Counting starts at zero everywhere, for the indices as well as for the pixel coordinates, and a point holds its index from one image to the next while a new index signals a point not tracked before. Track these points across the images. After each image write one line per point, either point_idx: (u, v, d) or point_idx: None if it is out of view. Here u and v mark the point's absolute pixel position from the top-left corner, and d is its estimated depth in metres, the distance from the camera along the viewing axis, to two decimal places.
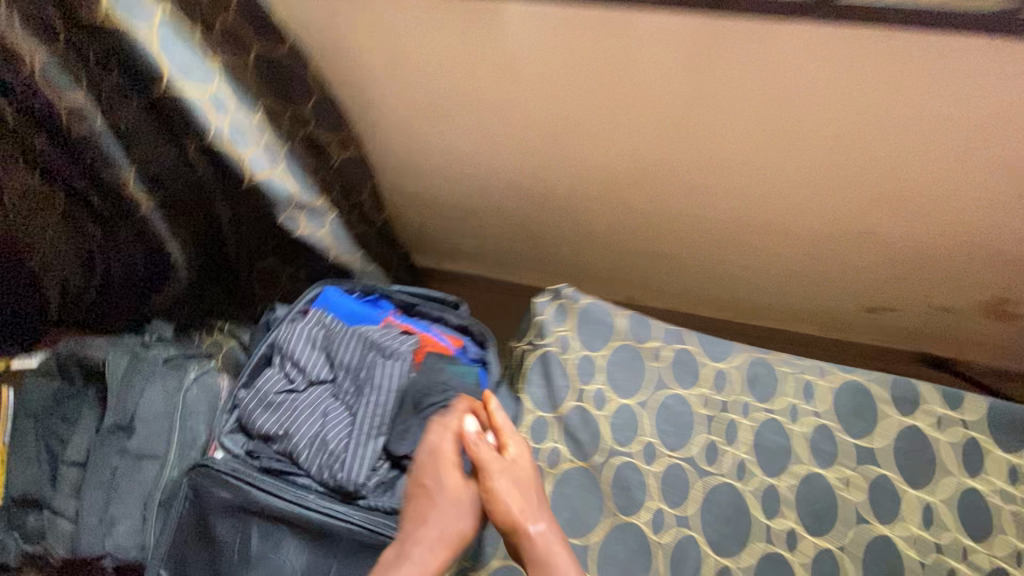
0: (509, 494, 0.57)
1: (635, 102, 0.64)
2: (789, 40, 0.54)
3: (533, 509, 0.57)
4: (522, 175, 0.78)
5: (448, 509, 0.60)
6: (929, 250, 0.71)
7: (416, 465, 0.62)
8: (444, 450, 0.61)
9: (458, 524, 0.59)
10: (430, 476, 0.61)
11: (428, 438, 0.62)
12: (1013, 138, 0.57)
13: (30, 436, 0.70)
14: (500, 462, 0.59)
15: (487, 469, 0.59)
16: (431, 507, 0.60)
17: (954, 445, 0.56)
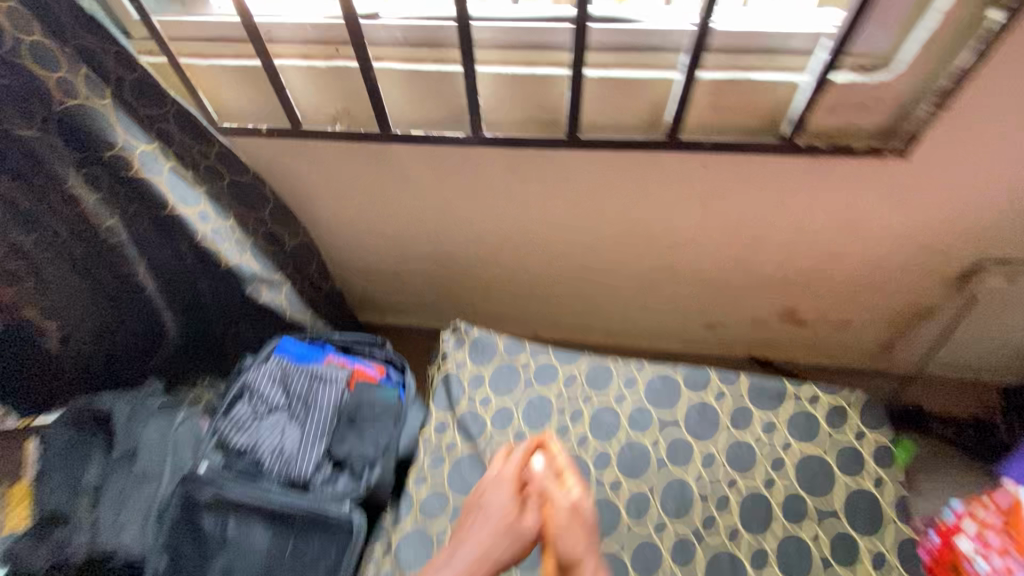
0: (573, 528, 0.65)
1: (494, 196, 0.91)
2: (578, 156, 0.82)
3: (598, 552, 0.64)
4: (432, 247, 1.05)
5: (502, 533, 0.66)
6: (718, 280, 1.04)
7: (483, 499, 0.70)
8: (511, 480, 0.71)
9: (505, 549, 0.65)
10: (491, 500, 0.69)
11: (500, 475, 0.72)
12: (735, 209, 0.87)
13: (52, 471, 0.88)
14: (565, 499, 0.68)
15: (553, 500, 0.68)
16: (487, 524, 0.66)
17: (728, 409, 0.88)
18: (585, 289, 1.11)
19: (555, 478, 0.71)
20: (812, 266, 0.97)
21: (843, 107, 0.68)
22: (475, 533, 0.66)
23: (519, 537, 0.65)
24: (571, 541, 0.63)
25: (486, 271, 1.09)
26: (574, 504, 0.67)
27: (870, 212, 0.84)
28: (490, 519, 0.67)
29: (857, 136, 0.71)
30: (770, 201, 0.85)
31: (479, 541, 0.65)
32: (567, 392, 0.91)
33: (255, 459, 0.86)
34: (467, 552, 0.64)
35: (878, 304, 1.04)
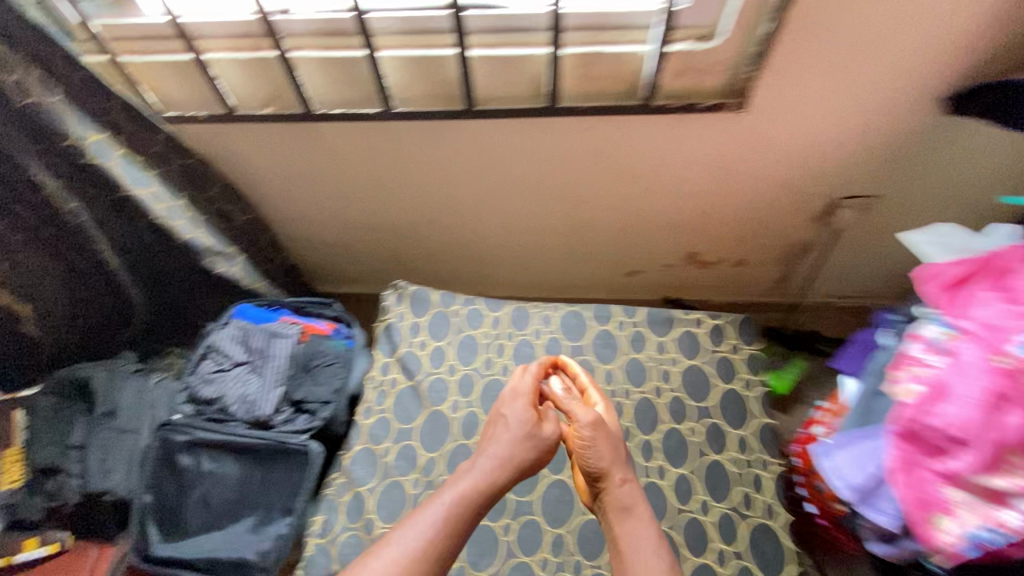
0: (598, 441, 0.78)
1: (416, 169, 1.04)
2: (480, 130, 0.94)
3: (618, 455, 0.79)
4: (372, 218, 1.18)
5: (520, 436, 0.79)
6: (627, 232, 1.19)
7: (504, 406, 0.84)
8: (529, 391, 0.84)
9: (526, 452, 0.78)
10: (511, 409, 0.82)
11: (517, 385, 0.85)
12: (624, 169, 1.01)
13: (42, 431, 0.99)
14: (588, 417, 0.79)
15: (575, 418, 0.80)
16: (513, 430, 0.80)
17: (627, 336, 1.04)
18: (513, 249, 1.25)
19: (574, 395, 0.87)
20: (701, 214, 1.12)
21: (686, 71, 0.81)
22: (504, 438, 0.79)
23: (540, 441, 0.79)
24: (595, 447, 0.78)
25: (422, 237, 1.22)
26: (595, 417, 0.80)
27: (738, 164, 0.98)
28: (518, 427, 0.80)
29: (704, 95, 0.85)
30: (651, 159, 0.98)
31: (506, 442, 0.79)
32: (493, 331, 1.06)
33: (222, 406, 0.99)
34: (496, 452, 0.78)
35: (765, 245, 1.20)
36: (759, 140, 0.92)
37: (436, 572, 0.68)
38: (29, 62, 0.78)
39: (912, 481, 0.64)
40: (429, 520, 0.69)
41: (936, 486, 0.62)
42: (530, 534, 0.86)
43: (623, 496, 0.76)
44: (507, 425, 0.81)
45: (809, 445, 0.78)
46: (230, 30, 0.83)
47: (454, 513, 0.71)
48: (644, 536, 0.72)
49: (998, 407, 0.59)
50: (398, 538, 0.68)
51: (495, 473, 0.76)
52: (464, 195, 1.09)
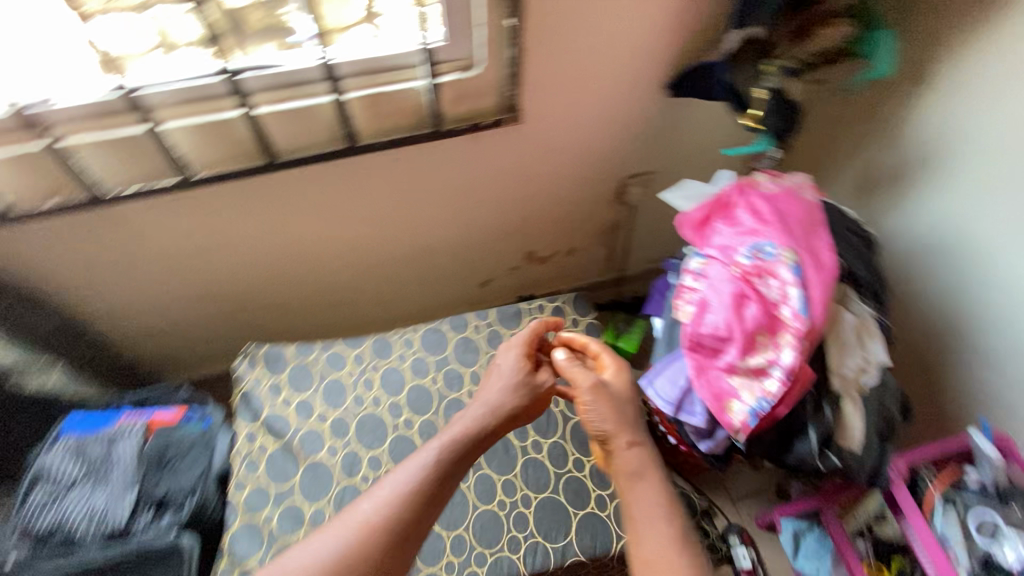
0: (602, 407, 0.81)
1: (241, 231, 1.05)
2: (292, 180, 0.98)
3: (622, 420, 0.81)
4: (209, 289, 1.15)
5: (510, 381, 0.88)
6: (465, 245, 1.30)
7: (502, 358, 0.92)
8: (525, 343, 0.93)
9: (518, 396, 0.87)
10: (506, 358, 0.91)
11: (520, 338, 0.94)
12: (440, 191, 1.11)
13: None
14: (589, 382, 0.84)
15: (577, 385, 0.84)
16: (505, 378, 0.88)
17: (485, 336, 1.13)
18: (366, 286, 1.29)
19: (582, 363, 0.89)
20: (522, 214, 1.27)
21: (463, 96, 0.94)
22: (497, 389, 0.87)
23: (530, 385, 0.88)
24: (596, 408, 0.81)
25: (268, 296, 1.21)
26: (596, 381, 0.84)
27: (535, 165, 1.14)
28: (512, 377, 0.88)
29: (485, 114, 0.98)
30: (462, 176, 1.10)
31: (502, 395, 0.86)
32: (358, 367, 1.08)
33: (66, 533, 0.88)
34: (488, 399, 0.86)
35: (582, 228, 1.39)
36: (543, 144, 1.09)
37: (427, 509, 0.75)
38: None
39: (705, 380, 0.80)
40: (419, 464, 0.77)
41: (722, 378, 0.79)
42: (431, 544, 0.90)
43: (628, 461, 0.78)
44: (501, 374, 0.89)
45: (638, 381, 0.93)
46: None
47: (444, 455, 0.78)
48: (648, 498, 0.75)
49: (741, 304, 0.77)
50: (385, 483, 0.75)
51: (486, 421, 0.83)
52: (301, 245, 1.12)
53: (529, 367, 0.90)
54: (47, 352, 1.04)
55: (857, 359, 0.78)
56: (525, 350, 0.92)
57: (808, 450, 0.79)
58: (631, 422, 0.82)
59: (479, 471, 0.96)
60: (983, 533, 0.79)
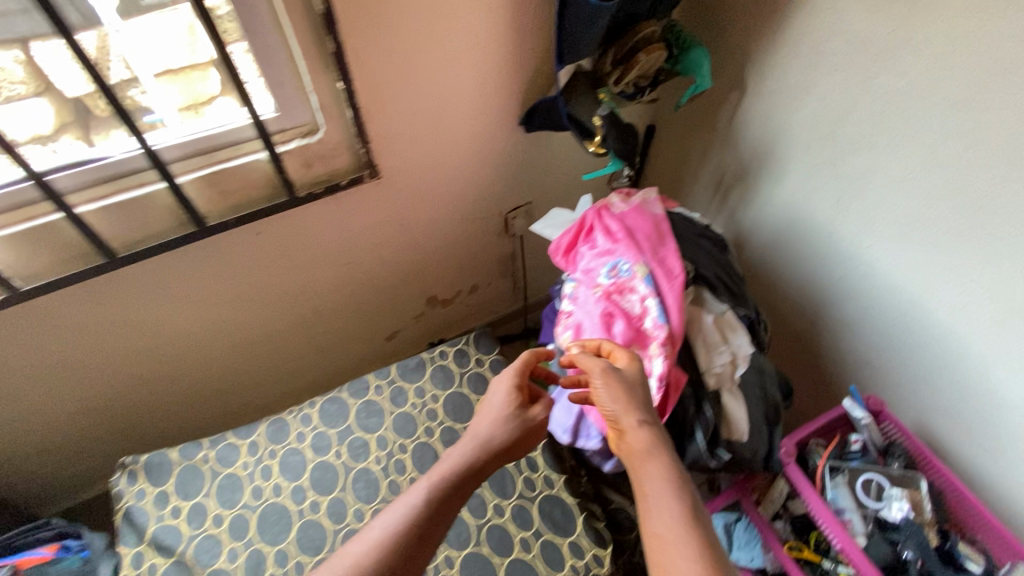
0: (612, 390, 0.67)
1: (101, 336, 0.99)
2: (147, 272, 0.94)
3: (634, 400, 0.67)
4: (80, 402, 1.06)
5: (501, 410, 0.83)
6: (360, 303, 1.28)
7: (494, 382, 0.88)
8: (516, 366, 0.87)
9: (507, 427, 0.81)
10: (497, 383, 0.87)
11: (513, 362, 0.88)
12: (317, 255, 1.10)
13: None
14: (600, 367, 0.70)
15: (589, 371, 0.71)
16: (495, 410, 0.83)
17: (388, 395, 1.09)
18: (261, 362, 1.25)
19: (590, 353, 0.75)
20: (410, 262, 1.27)
21: (313, 161, 0.93)
22: (486, 422, 0.82)
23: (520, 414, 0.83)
24: (604, 388, 0.68)
25: (151, 391, 1.14)
26: (607, 366, 0.70)
27: (409, 213, 1.15)
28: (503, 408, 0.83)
29: (341, 174, 0.97)
30: (335, 236, 1.09)
31: (493, 425, 0.81)
32: (253, 458, 1.01)
33: None
34: (478, 434, 0.81)
35: (478, 266, 1.40)
36: (412, 193, 1.10)
37: (416, 557, 0.68)
38: None
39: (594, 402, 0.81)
40: (405, 508, 0.71)
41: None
42: None
43: (638, 444, 0.63)
44: (491, 406, 0.84)
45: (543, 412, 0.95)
46: None
47: (434, 494, 0.73)
48: (658, 478, 0.60)
49: (609, 322, 0.80)
50: (374, 526, 0.70)
51: (475, 456, 0.78)
52: (173, 331, 1.06)
53: (521, 397, 0.85)
54: None
55: (724, 355, 0.80)
56: (517, 378, 0.86)
57: (697, 450, 0.81)
58: (643, 402, 0.67)
59: None
60: (872, 497, 0.83)
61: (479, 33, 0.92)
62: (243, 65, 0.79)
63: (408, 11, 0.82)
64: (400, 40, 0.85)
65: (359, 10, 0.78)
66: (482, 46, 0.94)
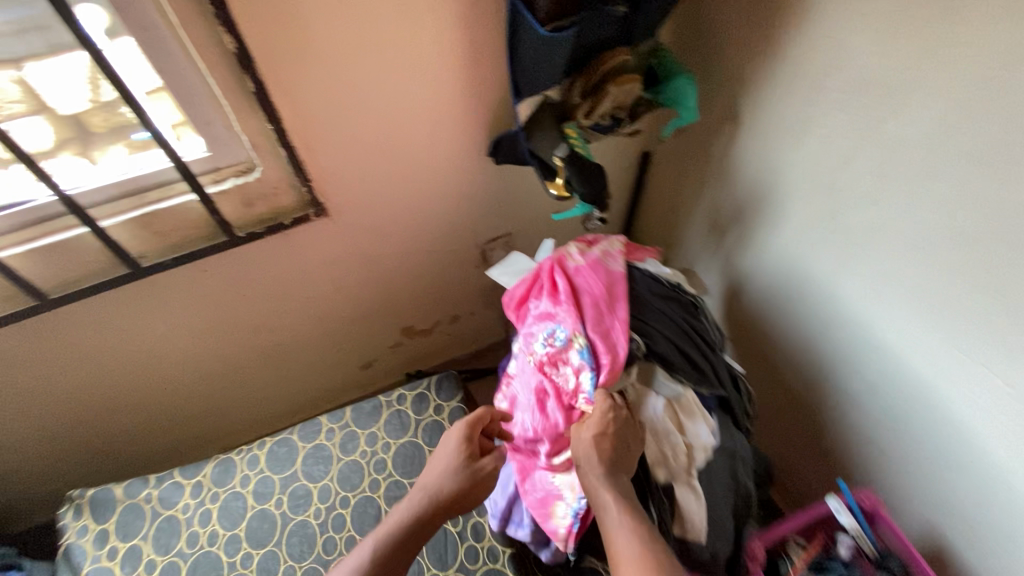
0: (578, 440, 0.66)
1: (47, 373, 0.96)
2: (87, 312, 0.90)
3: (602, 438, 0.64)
4: (36, 434, 1.05)
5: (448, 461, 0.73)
6: (327, 334, 1.23)
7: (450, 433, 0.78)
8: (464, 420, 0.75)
9: (454, 479, 0.72)
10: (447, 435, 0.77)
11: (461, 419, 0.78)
12: (273, 289, 1.06)
13: None
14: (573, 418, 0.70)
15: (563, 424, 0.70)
16: (444, 459, 0.74)
17: (338, 441, 1.04)
18: (226, 393, 1.22)
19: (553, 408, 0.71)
20: (380, 295, 1.20)
21: (253, 200, 0.87)
22: (435, 470, 0.74)
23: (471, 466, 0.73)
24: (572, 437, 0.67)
25: (110, 423, 1.12)
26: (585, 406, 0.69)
27: (371, 248, 1.08)
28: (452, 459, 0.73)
29: (286, 212, 0.92)
30: (290, 271, 1.04)
31: (444, 472, 0.72)
32: (195, 500, 0.98)
33: None
34: (426, 484, 0.73)
35: (458, 298, 1.32)
36: (372, 228, 1.03)
37: None
38: None
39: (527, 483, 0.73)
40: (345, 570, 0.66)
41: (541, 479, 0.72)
42: None
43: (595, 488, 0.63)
44: (441, 455, 0.75)
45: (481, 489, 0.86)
46: None
47: (379, 552, 0.68)
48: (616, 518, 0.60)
49: (538, 398, 0.72)
50: None
51: (422, 508, 0.71)
52: (128, 366, 1.03)
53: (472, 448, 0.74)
54: None
55: (679, 445, 0.70)
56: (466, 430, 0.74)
57: None
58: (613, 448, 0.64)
59: None
60: None
61: (433, 64, 0.83)
62: (156, 110, 0.75)
63: (342, 44, 0.75)
64: (334, 75, 0.77)
65: (283, 46, 0.71)
66: (439, 78, 0.85)
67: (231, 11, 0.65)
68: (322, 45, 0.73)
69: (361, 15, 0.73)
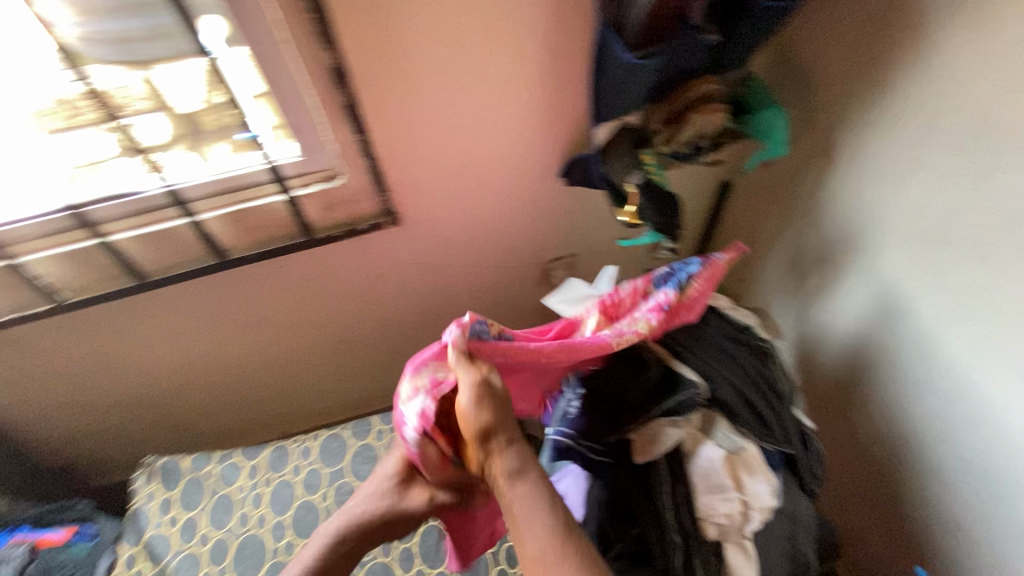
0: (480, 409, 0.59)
1: (138, 345, 1.05)
2: (178, 295, 0.98)
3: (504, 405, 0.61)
4: (124, 397, 1.16)
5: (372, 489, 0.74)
6: (388, 337, 1.26)
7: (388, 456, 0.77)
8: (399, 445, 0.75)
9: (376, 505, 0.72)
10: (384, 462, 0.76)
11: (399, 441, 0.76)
12: (342, 289, 1.10)
13: None
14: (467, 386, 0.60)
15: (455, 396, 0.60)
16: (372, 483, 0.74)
17: (387, 445, 1.06)
18: (290, 383, 1.28)
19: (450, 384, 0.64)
20: (441, 304, 1.22)
21: (334, 205, 0.92)
22: (365, 496, 0.74)
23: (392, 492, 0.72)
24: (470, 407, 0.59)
25: (186, 397, 1.21)
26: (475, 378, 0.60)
27: (437, 258, 1.10)
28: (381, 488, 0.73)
29: (362, 218, 0.96)
30: (360, 274, 1.08)
31: (373, 505, 0.72)
32: (250, 482, 1.03)
33: None
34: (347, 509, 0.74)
35: (517, 315, 1.32)
36: (439, 240, 1.06)
37: None
38: None
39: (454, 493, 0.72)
40: None
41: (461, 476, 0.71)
42: None
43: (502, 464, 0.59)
44: (373, 480, 0.75)
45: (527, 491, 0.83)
46: None
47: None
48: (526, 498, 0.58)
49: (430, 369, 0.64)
50: None
51: (341, 535, 0.71)
52: (208, 347, 1.11)
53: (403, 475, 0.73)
54: None
55: (732, 503, 0.65)
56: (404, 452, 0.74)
57: None
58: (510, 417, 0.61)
59: None
60: None
61: (516, 85, 0.84)
62: (255, 114, 0.82)
63: (431, 64, 0.77)
64: (419, 92, 0.80)
65: (377, 64, 0.74)
66: (520, 99, 0.86)
67: (332, 29, 0.69)
68: (412, 64, 0.76)
69: (451, 36, 0.75)
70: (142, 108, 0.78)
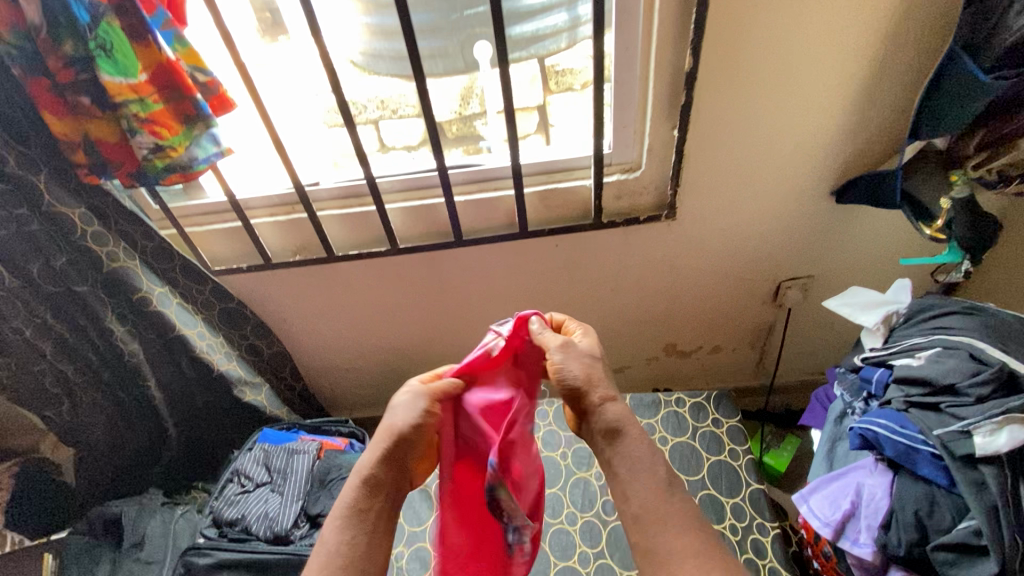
0: None
1: (417, 296, 1.25)
2: (471, 256, 1.17)
3: None
4: (384, 342, 1.36)
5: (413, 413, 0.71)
6: (608, 330, 1.36)
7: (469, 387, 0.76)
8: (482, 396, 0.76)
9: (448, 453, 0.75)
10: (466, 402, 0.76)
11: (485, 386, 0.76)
12: (592, 276, 1.22)
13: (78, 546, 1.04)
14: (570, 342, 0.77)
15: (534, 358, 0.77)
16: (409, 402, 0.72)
17: None
18: None
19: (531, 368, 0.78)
20: (667, 307, 1.30)
21: (622, 195, 1.06)
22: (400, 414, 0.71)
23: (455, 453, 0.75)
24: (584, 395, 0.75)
25: (428, 351, 1.39)
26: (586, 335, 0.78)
27: (684, 260, 1.19)
28: (413, 399, 0.72)
29: (640, 211, 1.09)
30: (613, 265, 1.20)
31: (412, 415, 0.71)
32: None
33: (244, 526, 1.05)
34: (391, 427, 0.70)
35: (731, 331, 1.36)
36: (693, 244, 1.15)
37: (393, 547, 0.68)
38: (116, 236, 0.96)
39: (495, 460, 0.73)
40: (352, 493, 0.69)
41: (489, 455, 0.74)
42: None
43: None
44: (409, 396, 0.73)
45: (801, 500, 0.81)
46: (271, 201, 1.06)
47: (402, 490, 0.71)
48: None
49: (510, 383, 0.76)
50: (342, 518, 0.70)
51: (389, 448, 0.69)
52: (466, 309, 1.29)
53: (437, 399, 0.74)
54: (259, 374, 1.24)
55: None
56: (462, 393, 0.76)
57: None
58: None
59: (601, 560, 0.96)
60: None
61: (826, 99, 0.92)
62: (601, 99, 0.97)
63: (761, 78, 0.89)
64: (740, 99, 0.92)
65: (718, 72, 0.88)
66: (823, 116, 0.95)
67: (701, 40, 0.84)
68: (748, 73, 0.89)
69: (789, 54, 0.87)
70: (410, 114, 1.08)
